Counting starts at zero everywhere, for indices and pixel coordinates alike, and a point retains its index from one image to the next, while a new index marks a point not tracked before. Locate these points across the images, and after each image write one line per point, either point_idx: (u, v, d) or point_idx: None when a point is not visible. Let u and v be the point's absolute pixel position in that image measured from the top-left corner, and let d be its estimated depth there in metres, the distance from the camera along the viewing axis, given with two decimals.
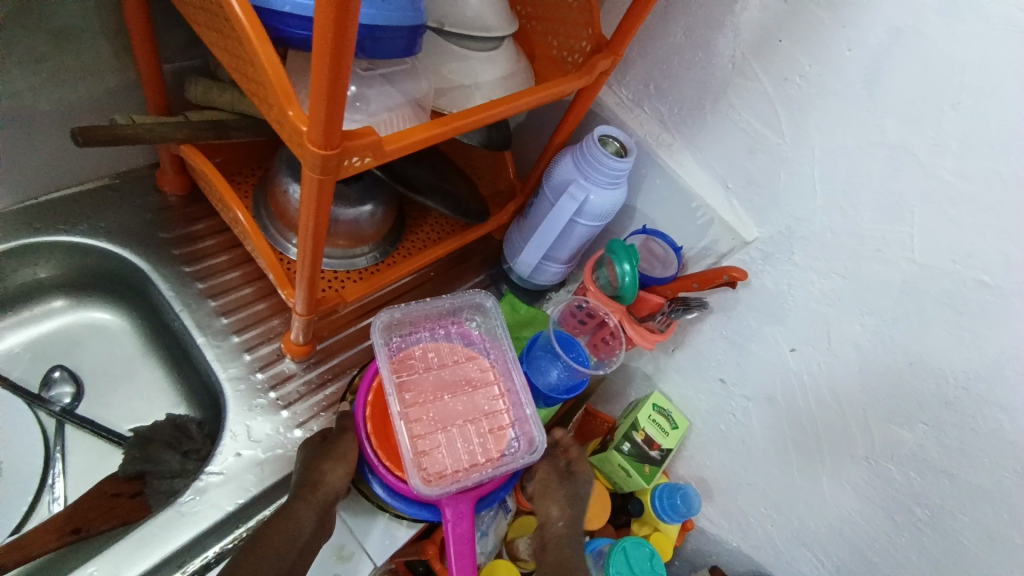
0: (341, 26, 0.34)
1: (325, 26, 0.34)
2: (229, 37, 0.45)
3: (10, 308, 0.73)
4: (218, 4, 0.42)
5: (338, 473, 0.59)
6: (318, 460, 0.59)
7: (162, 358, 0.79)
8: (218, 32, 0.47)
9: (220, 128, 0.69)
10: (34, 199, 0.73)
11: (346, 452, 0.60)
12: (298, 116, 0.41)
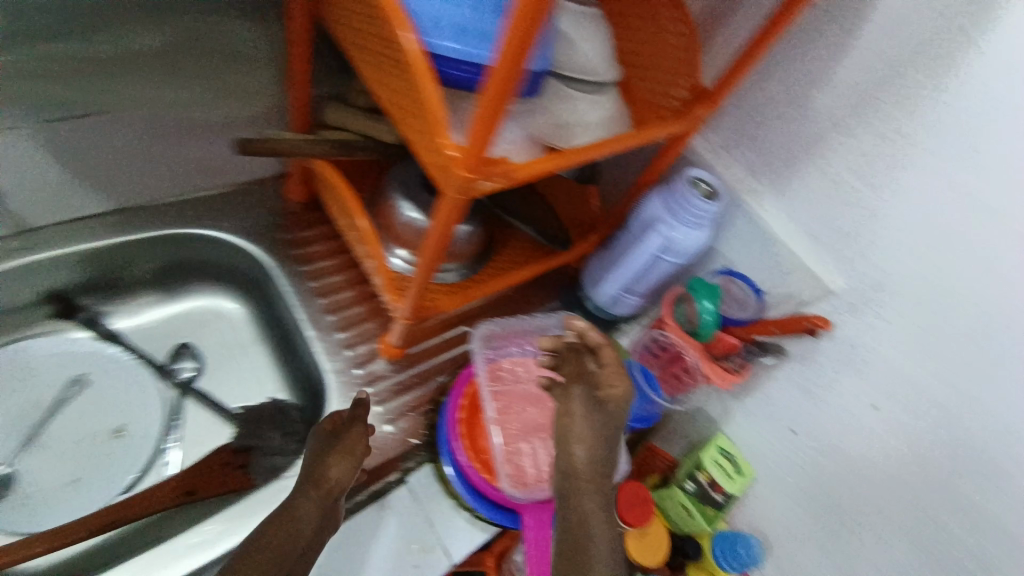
0: (511, 72, 0.40)
1: (498, 71, 0.40)
2: (393, 71, 0.52)
3: (152, 288, 0.83)
4: (391, 45, 0.50)
5: (342, 466, 0.63)
6: (323, 453, 0.63)
7: (268, 347, 0.86)
8: (381, 66, 0.54)
9: (347, 148, 0.78)
10: (183, 194, 0.81)
11: (351, 446, 0.65)
12: (449, 144, 0.48)
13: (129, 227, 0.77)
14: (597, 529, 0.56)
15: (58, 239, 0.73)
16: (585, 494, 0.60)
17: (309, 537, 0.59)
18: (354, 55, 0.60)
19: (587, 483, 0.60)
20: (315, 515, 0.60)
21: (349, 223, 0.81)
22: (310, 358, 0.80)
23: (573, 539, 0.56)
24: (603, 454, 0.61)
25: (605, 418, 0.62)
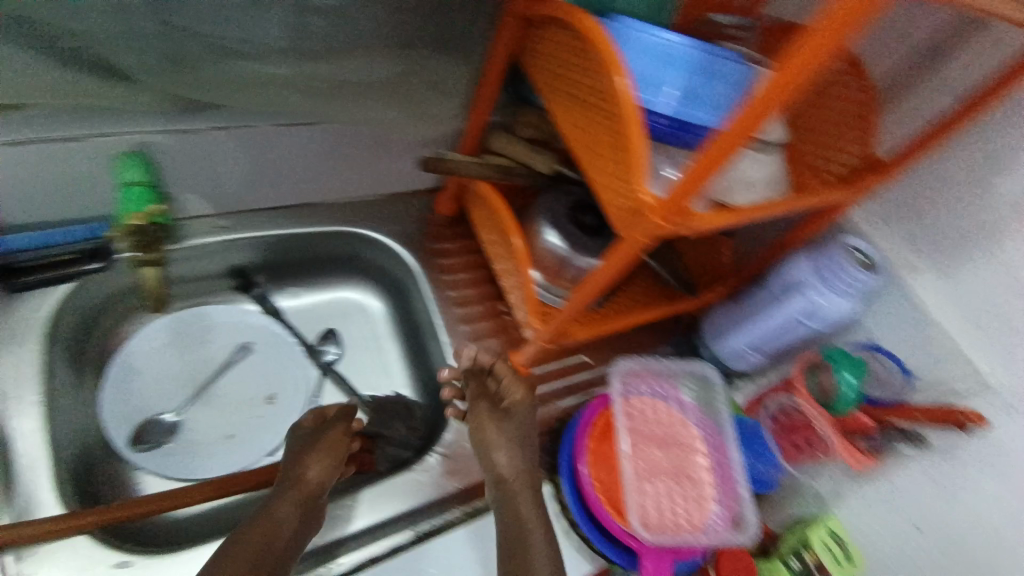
0: (745, 130, 0.43)
1: (733, 133, 0.44)
2: (596, 115, 0.56)
3: (315, 276, 0.92)
4: (602, 91, 0.53)
5: (321, 467, 0.66)
6: (302, 453, 0.67)
7: (400, 344, 0.93)
8: (581, 108, 0.58)
9: (508, 174, 0.84)
10: (352, 197, 0.90)
11: (331, 448, 0.68)
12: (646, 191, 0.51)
13: (304, 218, 0.85)
14: (530, 522, 0.64)
15: (251, 224, 0.82)
16: (518, 494, 0.67)
17: (285, 543, 0.59)
18: (546, 93, 0.64)
19: (517, 485, 0.67)
20: (294, 516, 0.62)
21: (502, 241, 0.86)
22: (441, 358, 0.86)
23: (515, 538, 0.63)
24: (524, 462, 0.69)
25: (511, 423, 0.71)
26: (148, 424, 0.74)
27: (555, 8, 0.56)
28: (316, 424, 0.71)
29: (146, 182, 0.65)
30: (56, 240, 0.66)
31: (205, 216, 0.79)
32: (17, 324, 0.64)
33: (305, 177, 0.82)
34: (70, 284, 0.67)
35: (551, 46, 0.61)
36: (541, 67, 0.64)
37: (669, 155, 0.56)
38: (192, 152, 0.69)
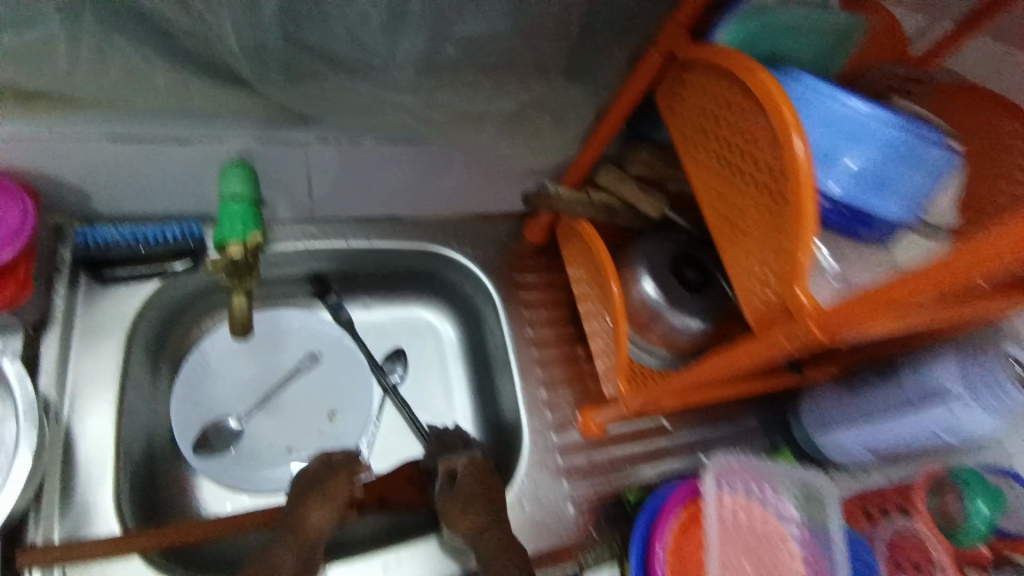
0: (976, 263, 0.35)
1: (957, 262, 0.35)
2: (753, 189, 0.48)
3: (393, 292, 0.88)
4: (770, 167, 0.45)
5: (322, 515, 0.61)
6: (304, 499, 0.61)
7: (467, 375, 0.88)
8: (733, 177, 0.50)
9: (611, 214, 0.76)
10: (442, 215, 0.85)
11: (335, 491, 0.63)
12: (808, 296, 0.43)
13: (388, 233, 0.82)
14: None
15: (338, 235, 0.79)
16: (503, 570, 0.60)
17: None
18: (684, 146, 0.56)
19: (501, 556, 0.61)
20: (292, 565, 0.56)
21: (600, 287, 0.76)
22: (512, 400, 0.80)
23: None
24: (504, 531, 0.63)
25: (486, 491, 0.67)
26: (214, 428, 0.73)
27: (724, 57, 0.48)
28: (320, 469, 0.65)
29: (247, 197, 0.56)
30: (145, 237, 0.64)
31: (295, 223, 0.77)
32: (101, 319, 0.63)
33: (397, 193, 0.77)
34: (157, 281, 0.66)
35: (702, 96, 0.52)
36: (681, 113, 0.55)
37: (833, 244, 0.48)
38: (290, 162, 0.63)
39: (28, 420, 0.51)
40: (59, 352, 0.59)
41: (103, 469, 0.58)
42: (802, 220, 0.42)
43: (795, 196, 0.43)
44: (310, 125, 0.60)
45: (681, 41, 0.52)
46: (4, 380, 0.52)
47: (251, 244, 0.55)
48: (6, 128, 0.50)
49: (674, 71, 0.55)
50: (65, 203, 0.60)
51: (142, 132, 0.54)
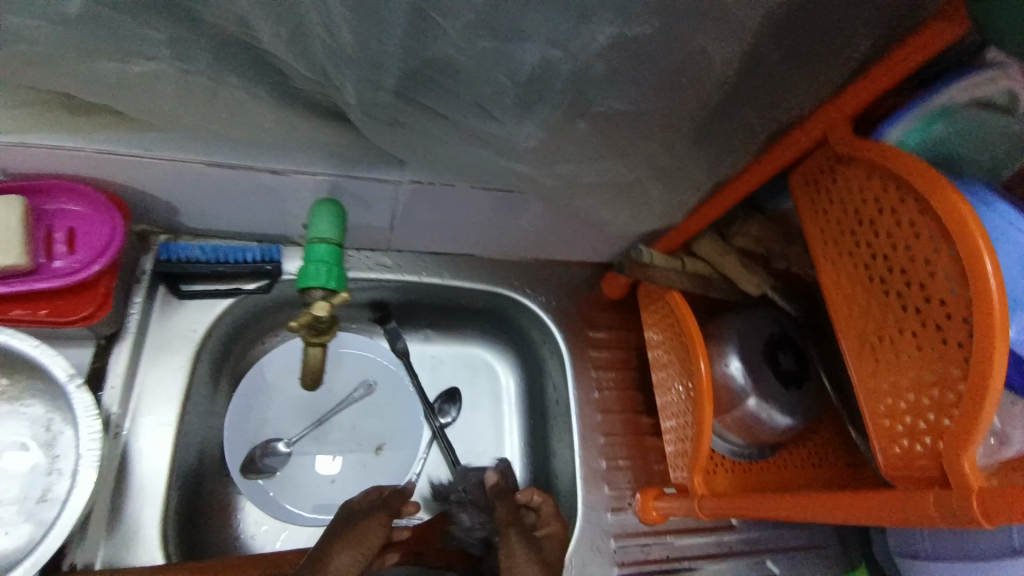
0: None
1: None
2: (923, 322, 0.41)
3: (456, 328, 0.85)
4: (951, 304, 0.39)
5: (345, 558, 0.52)
6: (328, 540, 0.54)
7: (520, 425, 0.83)
8: (892, 300, 0.44)
9: (705, 286, 0.70)
10: (520, 257, 0.80)
11: (363, 536, 0.55)
12: (975, 467, 0.36)
13: (461, 270, 0.78)
14: None
15: (412, 267, 0.76)
16: None
17: None
18: (826, 250, 0.49)
19: None
20: None
21: (684, 364, 0.68)
22: (567, 467, 0.75)
23: None
24: None
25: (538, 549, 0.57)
26: (263, 450, 0.71)
27: (904, 162, 0.41)
28: (365, 505, 0.60)
29: (334, 242, 0.53)
30: (224, 257, 0.63)
31: (371, 252, 0.74)
32: (171, 333, 0.62)
33: (478, 233, 0.72)
34: (229, 299, 0.65)
35: (865, 199, 0.45)
36: (828, 209, 0.49)
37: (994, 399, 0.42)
38: (374, 196, 0.59)
39: (91, 456, 0.47)
40: (129, 365, 0.58)
41: (155, 492, 0.57)
42: (986, 377, 0.35)
43: (981, 348, 0.36)
44: (401, 166, 0.55)
45: (844, 132, 0.45)
46: (73, 408, 0.47)
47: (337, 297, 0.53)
48: (99, 146, 0.48)
49: (824, 161, 0.48)
50: (153, 215, 0.59)
51: (235, 160, 0.51)
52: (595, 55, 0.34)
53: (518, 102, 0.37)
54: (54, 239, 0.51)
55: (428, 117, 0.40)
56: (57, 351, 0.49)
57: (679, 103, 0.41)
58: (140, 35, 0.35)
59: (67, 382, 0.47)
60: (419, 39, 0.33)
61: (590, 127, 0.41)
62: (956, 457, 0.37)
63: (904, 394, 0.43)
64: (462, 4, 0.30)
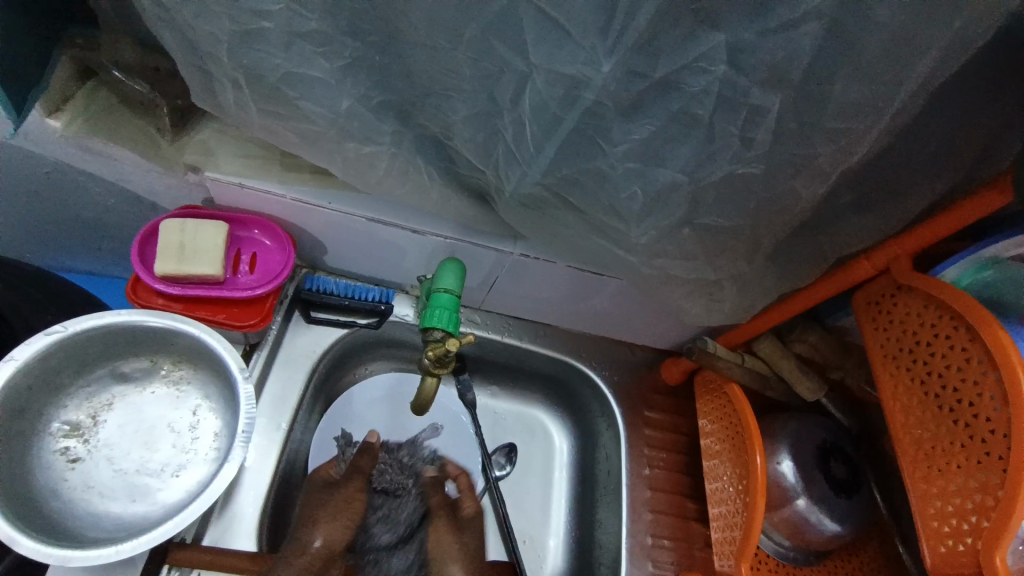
0: None
1: None
2: (967, 435, 0.47)
3: (521, 389, 0.92)
4: (994, 422, 0.45)
5: (326, 534, 0.65)
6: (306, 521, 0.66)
7: (569, 491, 0.87)
8: (942, 412, 0.50)
9: (763, 384, 0.76)
10: (590, 334, 0.89)
11: (325, 516, 0.67)
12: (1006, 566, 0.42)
13: (537, 336, 0.87)
14: None
15: (495, 327, 0.86)
16: None
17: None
18: (879, 359, 0.56)
19: None
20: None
21: (738, 456, 0.72)
22: (613, 538, 0.78)
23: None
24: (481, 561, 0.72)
25: (472, 531, 0.74)
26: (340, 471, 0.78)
27: (957, 298, 0.49)
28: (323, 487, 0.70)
29: (456, 293, 0.63)
30: (350, 294, 0.75)
31: (463, 308, 0.85)
32: (296, 351, 0.73)
33: (560, 306, 0.82)
34: (344, 329, 0.76)
35: (920, 322, 0.53)
36: (886, 326, 0.56)
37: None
38: (486, 262, 0.71)
39: (246, 436, 0.57)
40: (262, 369, 0.69)
41: (260, 485, 0.66)
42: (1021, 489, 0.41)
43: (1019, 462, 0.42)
44: (516, 241, 0.66)
45: (905, 267, 0.54)
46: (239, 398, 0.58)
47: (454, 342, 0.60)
48: (295, 193, 0.61)
49: (886, 286, 0.57)
50: (305, 251, 0.72)
51: (392, 218, 0.63)
52: (712, 183, 0.44)
53: (644, 208, 0.47)
54: (239, 260, 0.63)
55: (565, 209, 0.51)
56: (232, 348, 0.59)
57: (767, 224, 0.51)
58: (375, 126, 0.49)
59: (239, 374, 0.58)
60: (582, 157, 0.44)
61: (693, 234, 0.51)
62: (992, 555, 0.43)
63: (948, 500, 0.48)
64: (624, 137, 0.41)
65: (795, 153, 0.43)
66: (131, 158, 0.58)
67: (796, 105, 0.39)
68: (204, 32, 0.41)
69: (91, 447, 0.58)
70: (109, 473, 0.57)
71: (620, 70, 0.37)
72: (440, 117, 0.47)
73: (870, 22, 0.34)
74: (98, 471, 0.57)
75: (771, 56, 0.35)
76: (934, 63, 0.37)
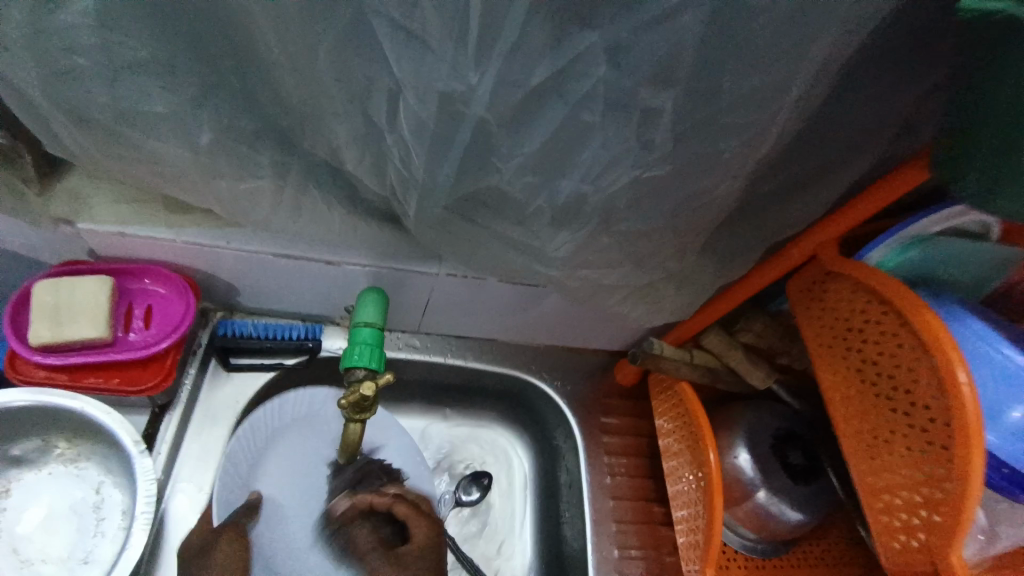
0: None
1: None
2: (914, 415, 0.44)
3: (476, 409, 0.87)
4: (939, 400, 0.42)
5: None
6: None
7: (534, 510, 0.83)
8: (884, 398, 0.47)
9: (714, 377, 0.74)
10: (539, 344, 0.85)
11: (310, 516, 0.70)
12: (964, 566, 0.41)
13: (483, 353, 0.83)
14: None
15: (438, 347, 0.81)
16: None
17: None
18: (821, 344, 0.54)
19: None
20: None
21: (692, 451, 0.71)
22: (579, 555, 0.76)
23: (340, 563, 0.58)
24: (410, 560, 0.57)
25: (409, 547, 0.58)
26: None
27: (888, 285, 0.47)
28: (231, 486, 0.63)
29: (378, 326, 0.59)
30: (275, 334, 0.69)
31: (401, 332, 0.80)
32: (219, 405, 0.68)
33: (502, 320, 0.78)
34: (273, 372, 0.70)
35: (852, 307, 0.51)
36: (820, 312, 0.54)
37: (986, 499, 0.49)
38: (414, 286, 0.66)
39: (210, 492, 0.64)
40: (176, 434, 0.63)
41: (185, 555, 0.61)
42: (966, 495, 0.40)
43: (960, 437, 0.41)
44: (440, 262, 0.62)
45: (832, 252, 0.52)
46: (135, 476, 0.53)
47: (387, 374, 0.55)
48: (188, 238, 0.56)
49: (816, 272, 0.54)
50: (215, 295, 0.67)
51: (299, 253, 0.59)
52: (619, 191, 0.42)
53: (555, 221, 0.45)
54: (132, 315, 0.58)
55: (476, 228, 0.48)
56: (124, 418, 0.55)
57: (689, 226, 0.48)
58: (251, 159, 0.45)
59: (134, 451, 0.53)
60: (478, 174, 0.42)
61: (612, 241, 0.48)
62: (949, 557, 0.42)
63: (894, 488, 0.46)
64: (515, 151, 0.39)
65: (702, 153, 0.40)
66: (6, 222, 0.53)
67: (690, 110, 0.37)
68: (21, 80, 0.36)
69: None
70: (14, 565, 0.53)
71: (493, 81, 0.34)
72: (323, 139, 0.43)
73: (745, 8, 0.32)
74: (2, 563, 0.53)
75: (654, 55, 0.33)
76: (828, 49, 0.35)
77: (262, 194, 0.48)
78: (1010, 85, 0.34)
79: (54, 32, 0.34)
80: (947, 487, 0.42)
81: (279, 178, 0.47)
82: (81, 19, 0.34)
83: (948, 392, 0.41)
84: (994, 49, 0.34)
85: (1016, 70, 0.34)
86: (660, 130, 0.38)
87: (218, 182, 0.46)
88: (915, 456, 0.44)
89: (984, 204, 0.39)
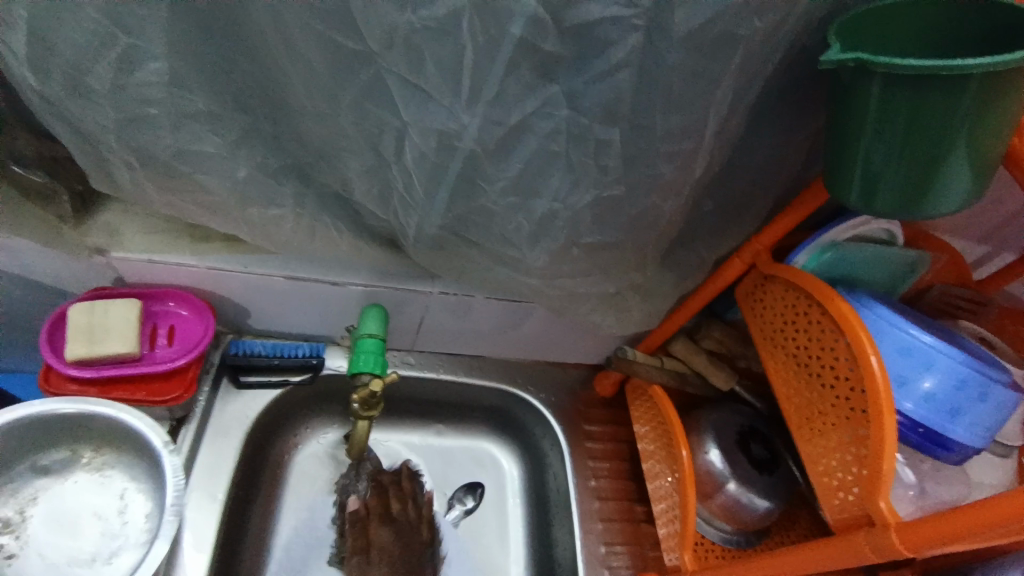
0: None
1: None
2: (838, 387, 0.54)
3: (467, 423, 0.92)
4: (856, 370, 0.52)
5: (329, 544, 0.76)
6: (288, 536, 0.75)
7: (524, 516, 0.88)
8: (816, 376, 0.56)
9: (682, 381, 0.82)
10: (524, 360, 0.92)
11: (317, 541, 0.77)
12: (891, 509, 0.48)
13: (473, 368, 0.90)
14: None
15: (430, 365, 0.88)
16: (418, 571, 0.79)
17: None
18: (764, 338, 0.63)
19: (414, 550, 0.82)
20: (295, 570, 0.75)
21: (667, 450, 0.78)
22: (569, 553, 0.81)
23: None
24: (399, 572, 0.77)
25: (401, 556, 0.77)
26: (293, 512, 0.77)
27: (810, 281, 0.57)
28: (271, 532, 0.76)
29: (380, 337, 0.66)
30: (282, 352, 0.76)
31: (396, 352, 0.87)
32: (229, 421, 0.73)
33: (488, 337, 0.86)
34: (278, 389, 0.76)
35: (785, 304, 0.60)
36: (761, 311, 0.63)
37: (913, 458, 0.57)
38: (409, 305, 0.73)
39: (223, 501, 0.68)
40: (192, 444, 0.69)
41: (202, 557, 0.65)
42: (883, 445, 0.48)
43: (874, 397, 0.49)
44: (433, 281, 0.70)
45: (766, 259, 0.62)
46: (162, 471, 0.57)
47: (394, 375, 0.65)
48: (211, 263, 0.64)
49: (756, 279, 0.64)
50: (227, 318, 0.73)
51: (308, 275, 0.66)
52: (584, 207, 0.51)
53: (532, 235, 0.54)
54: (157, 334, 0.64)
55: (465, 243, 0.57)
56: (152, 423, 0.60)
57: (645, 238, 0.57)
58: (276, 191, 0.53)
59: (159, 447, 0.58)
60: (468, 197, 0.51)
61: (582, 252, 0.57)
62: (877, 502, 0.48)
63: (831, 451, 0.54)
64: (498, 176, 0.48)
65: (649, 175, 0.50)
66: (49, 253, 0.60)
67: (636, 140, 0.47)
68: (98, 127, 0.45)
69: (22, 542, 0.57)
70: (42, 567, 0.56)
71: (480, 120, 0.44)
72: (337, 174, 0.52)
73: (667, 66, 0.43)
74: (32, 565, 0.56)
75: (601, 99, 0.44)
76: (733, 93, 0.46)
77: (282, 219, 0.56)
78: (853, 117, 0.46)
79: (131, 89, 0.43)
80: (869, 442, 0.50)
81: (298, 205, 0.55)
82: (154, 79, 0.43)
83: (861, 363, 0.51)
84: (847, 91, 0.45)
85: (854, 109, 0.45)
86: (613, 157, 0.47)
87: (247, 210, 0.54)
88: (844, 422, 0.53)
89: (868, 210, 0.49)
